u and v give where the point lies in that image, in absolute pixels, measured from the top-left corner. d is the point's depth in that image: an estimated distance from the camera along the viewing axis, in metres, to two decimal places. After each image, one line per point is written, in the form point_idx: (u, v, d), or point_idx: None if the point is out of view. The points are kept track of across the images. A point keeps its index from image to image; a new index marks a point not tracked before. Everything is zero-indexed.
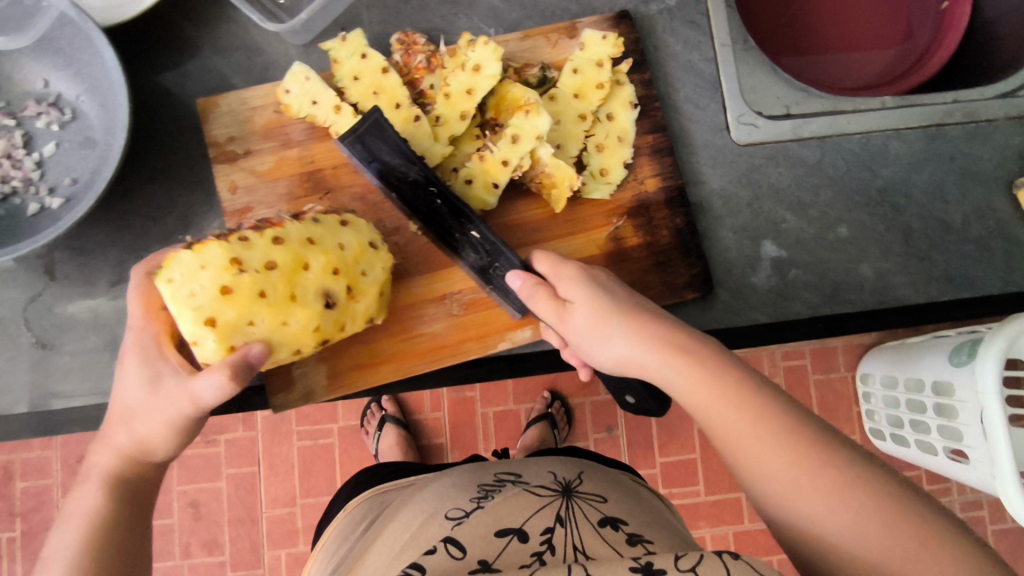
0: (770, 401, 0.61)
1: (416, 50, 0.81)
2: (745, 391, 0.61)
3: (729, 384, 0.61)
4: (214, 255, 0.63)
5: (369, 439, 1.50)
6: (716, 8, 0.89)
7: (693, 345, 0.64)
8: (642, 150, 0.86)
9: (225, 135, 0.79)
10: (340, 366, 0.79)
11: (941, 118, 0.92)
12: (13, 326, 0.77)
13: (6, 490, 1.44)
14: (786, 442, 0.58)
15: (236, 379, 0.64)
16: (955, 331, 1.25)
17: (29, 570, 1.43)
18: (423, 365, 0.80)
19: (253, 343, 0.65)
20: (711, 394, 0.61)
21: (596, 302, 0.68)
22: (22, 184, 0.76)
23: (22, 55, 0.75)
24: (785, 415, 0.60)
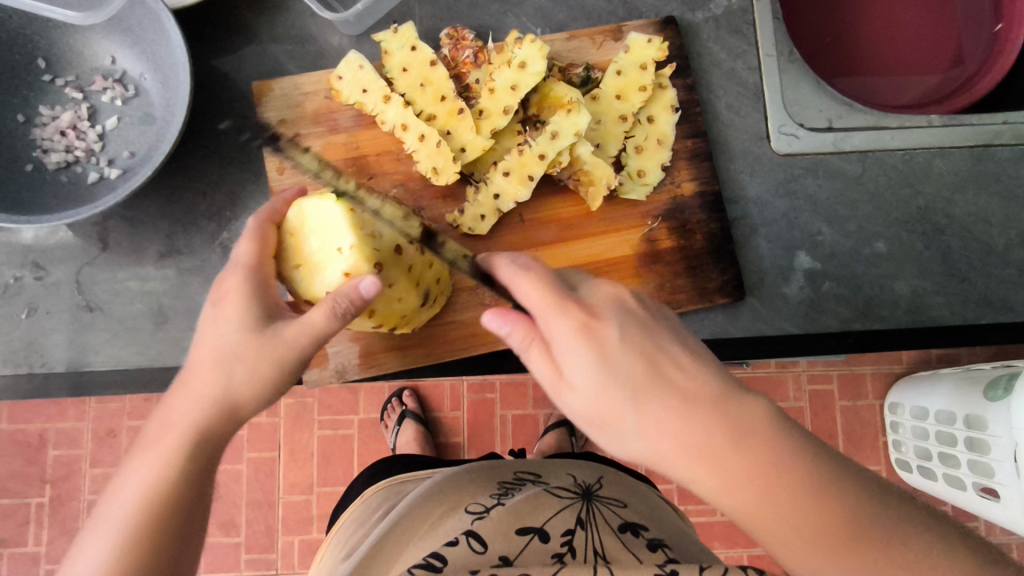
0: (809, 492, 0.51)
1: (465, 46, 0.83)
2: (780, 489, 0.51)
3: (762, 484, 0.50)
4: None
5: (387, 433, 1.51)
6: (763, 18, 0.90)
7: (725, 438, 0.51)
8: (680, 154, 0.87)
9: (276, 117, 0.82)
10: (374, 347, 0.82)
11: (988, 139, 0.90)
12: (65, 289, 0.81)
13: (38, 457, 1.49)
14: (826, 545, 0.50)
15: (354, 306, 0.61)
16: (992, 365, 1.24)
17: (54, 536, 1.48)
18: (451, 351, 0.82)
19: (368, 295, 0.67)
20: (740, 499, 0.51)
21: (605, 388, 0.54)
22: (84, 155, 0.79)
23: (92, 32, 0.79)
24: (809, 473, 0.51)
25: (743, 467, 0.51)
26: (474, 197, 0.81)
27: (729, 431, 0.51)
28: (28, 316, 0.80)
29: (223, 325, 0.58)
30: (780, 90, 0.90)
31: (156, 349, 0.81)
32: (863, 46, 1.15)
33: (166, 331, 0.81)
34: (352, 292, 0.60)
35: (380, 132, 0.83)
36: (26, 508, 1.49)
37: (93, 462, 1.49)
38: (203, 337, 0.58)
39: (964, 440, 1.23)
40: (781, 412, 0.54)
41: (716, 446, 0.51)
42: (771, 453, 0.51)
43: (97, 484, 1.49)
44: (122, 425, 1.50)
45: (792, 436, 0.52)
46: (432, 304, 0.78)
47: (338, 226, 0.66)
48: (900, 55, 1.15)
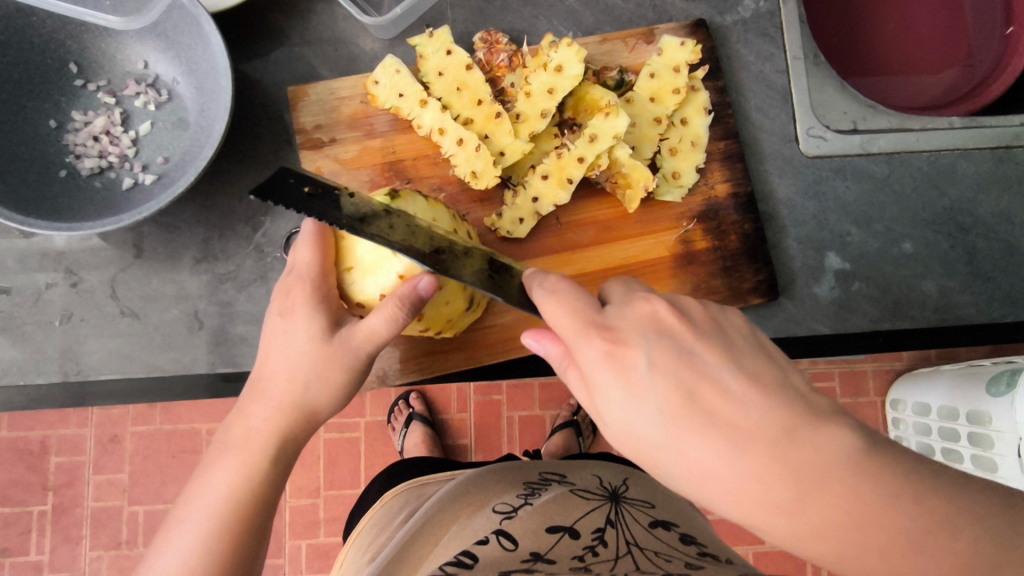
0: (892, 533, 0.45)
1: (499, 49, 0.83)
2: (855, 534, 0.45)
3: (830, 530, 0.45)
4: (443, 217, 0.72)
5: (395, 436, 1.50)
6: (791, 22, 0.91)
7: (779, 479, 0.46)
8: (714, 156, 0.88)
9: (311, 123, 0.82)
10: (414, 352, 0.82)
11: (1009, 141, 0.92)
12: (100, 295, 0.80)
13: (41, 464, 1.47)
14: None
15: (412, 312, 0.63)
16: (993, 361, 1.25)
17: (59, 543, 1.46)
18: (493, 355, 0.83)
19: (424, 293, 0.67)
20: (807, 545, 0.46)
21: (640, 426, 0.50)
22: (118, 160, 0.79)
23: (125, 36, 0.78)
24: (884, 512, 0.45)
25: (803, 511, 0.46)
26: (512, 201, 0.82)
27: (781, 470, 0.46)
28: (63, 323, 0.79)
29: (292, 343, 0.65)
30: (808, 93, 0.92)
31: (191, 355, 0.80)
32: (878, 46, 1.16)
33: (201, 336, 0.80)
34: (411, 292, 0.63)
35: (417, 137, 0.84)
36: (29, 515, 1.47)
37: (97, 469, 1.47)
38: (272, 351, 0.66)
39: (965, 434, 1.25)
40: (852, 437, 0.47)
41: (769, 487, 0.46)
42: (837, 490, 0.46)
43: (101, 491, 1.47)
44: (126, 431, 1.49)
45: (870, 468, 0.46)
46: (474, 309, 0.79)
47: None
48: (913, 57, 1.16)
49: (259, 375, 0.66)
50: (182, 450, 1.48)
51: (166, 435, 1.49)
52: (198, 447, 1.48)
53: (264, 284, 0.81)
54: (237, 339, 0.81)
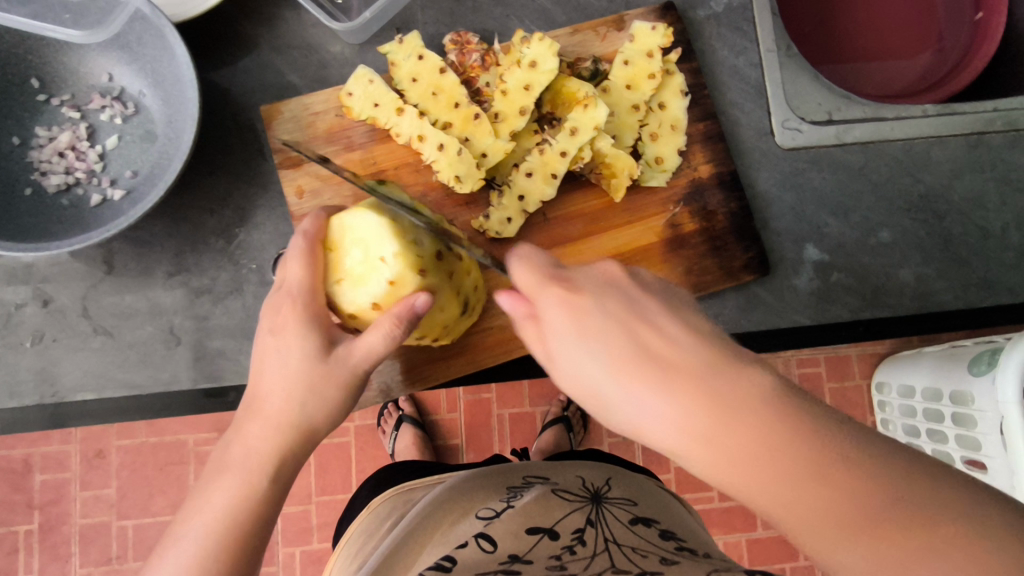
0: (816, 466, 0.45)
1: (471, 50, 0.83)
2: (776, 464, 0.45)
3: (752, 458, 0.46)
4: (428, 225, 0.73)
5: (386, 438, 1.49)
6: (762, 15, 0.91)
7: (703, 407, 0.48)
8: (694, 138, 0.88)
9: (283, 134, 0.81)
10: (416, 361, 0.83)
11: (982, 127, 0.92)
12: (72, 315, 0.78)
13: (24, 483, 1.45)
14: (836, 524, 0.43)
15: (406, 326, 0.65)
16: (973, 342, 1.25)
17: (46, 562, 1.43)
18: (494, 356, 0.84)
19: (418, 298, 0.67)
20: (735, 476, 0.47)
21: (585, 364, 0.53)
22: (85, 176, 0.77)
23: (88, 48, 0.77)
24: (812, 443, 0.45)
25: (727, 436, 0.47)
26: (499, 201, 0.82)
27: (703, 396, 0.48)
28: (34, 344, 0.78)
29: (289, 358, 0.63)
30: (782, 85, 0.92)
31: (169, 371, 0.79)
32: (850, 33, 1.16)
33: (178, 353, 0.79)
34: (408, 310, 0.64)
35: (397, 145, 0.83)
36: (15, 535, 1.44)
37: (83, 485, 1.45)
38: (269, 368, 0.64)
39: (951, 415, 1.24)
40: (778, 380, 0.49)
41: (696, 414, 0.48)
42: (762, 422, 0.47)
43: (88, 507, 1.45)
44: (111, 445, 1.46)
45: (792, 403, 0.47)
46: (470, 313, 0.80)
47: (380, 234, 0.67)
48: (886, 44, 1.16)
49: (255, 393, 0.64)
50: (169, 462, 1.46)
51: (153, 447, 1.47)
52: (185, 458, 1.46)
53: (240, 297, 0.80)
54: (216, 354, 0.79)
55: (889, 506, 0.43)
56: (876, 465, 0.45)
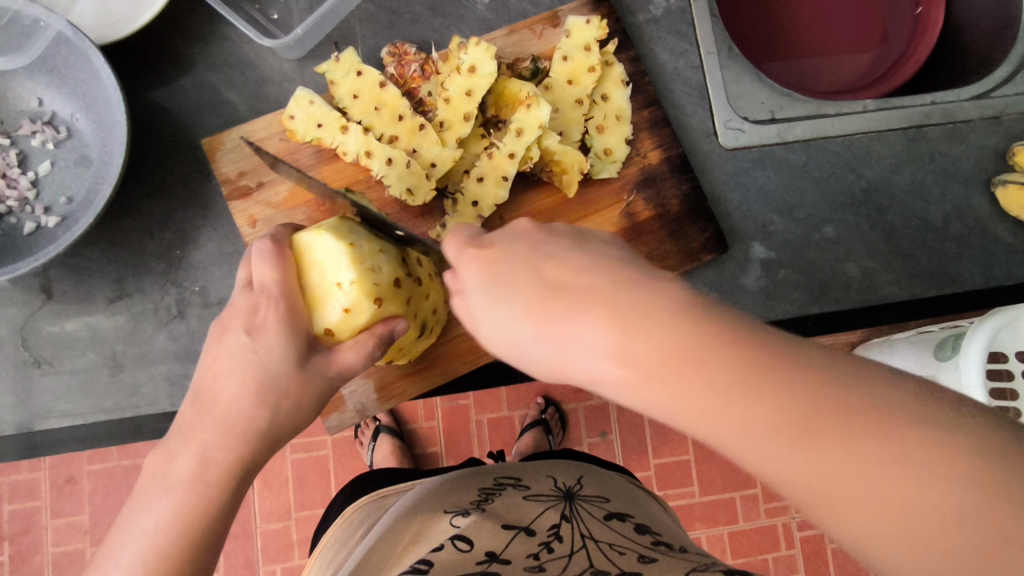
0: (688, 355, 0.40)
1: (409, 60, 0.82)
2: (679, 371, 0.40)
3: (667, 370, 0.40)
4: (389, 249, 0.72)
5: (363, 450, 1.47)
6: (701, 16, 0.91)
7: (612, 321, 0.43)
8: (640, 125, 0.88)
9: (226, 162, 0.80)
10: (390, 376, 0.81)
11: (920, 120, 0.94)
12: (11, 345, 0.77)
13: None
14: (770, 435, 0.38)
15: (382, 348, 0.66)
16: (939, 327, 1.21)
17: None
18: (465, 364, 0.82)
19: (395, 318, 0.69)
20: (640, 393, 0.41)
21: (500, 316, 0.49)
22: (18, 204, 0.76)
23: (15, 74, 0.75)
24: (702, 340, 0.40)
25: (637, 344, 0.42)
26: (453, 209, 0.82)
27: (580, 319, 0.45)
28: None
29: (238, 370, 0.58)
30: (723, 87, 0.92)
31: (113, 399, 0.77)
32: (795, 28, 1.17)
33: (123, 379, 0.78)
34: (389, 333, 0.67)
35: (345, 164, 0.82)
36: None
37: (53, 513, 1.42)
38: (221, 377, 0.58)
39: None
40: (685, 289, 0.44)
41: (609, 329, 0.43)
42: (663, 328, 0.41)
43: (60, 536, 1.42)
44: (82, 471, 1.43)
45: (692, 308, 0.42)
46: (429, 335, 0.78)
47: (339, 260, 0.65)
48: (832, 35, 1.17)
49: (209, 398, 0.58)
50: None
51: (125, 472, 1.44)
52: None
53: (183, 321, 0.79)
54: (161, 379, 0.78)
55: (817, 405, 0.38)
56: (787, 362, 0.39)
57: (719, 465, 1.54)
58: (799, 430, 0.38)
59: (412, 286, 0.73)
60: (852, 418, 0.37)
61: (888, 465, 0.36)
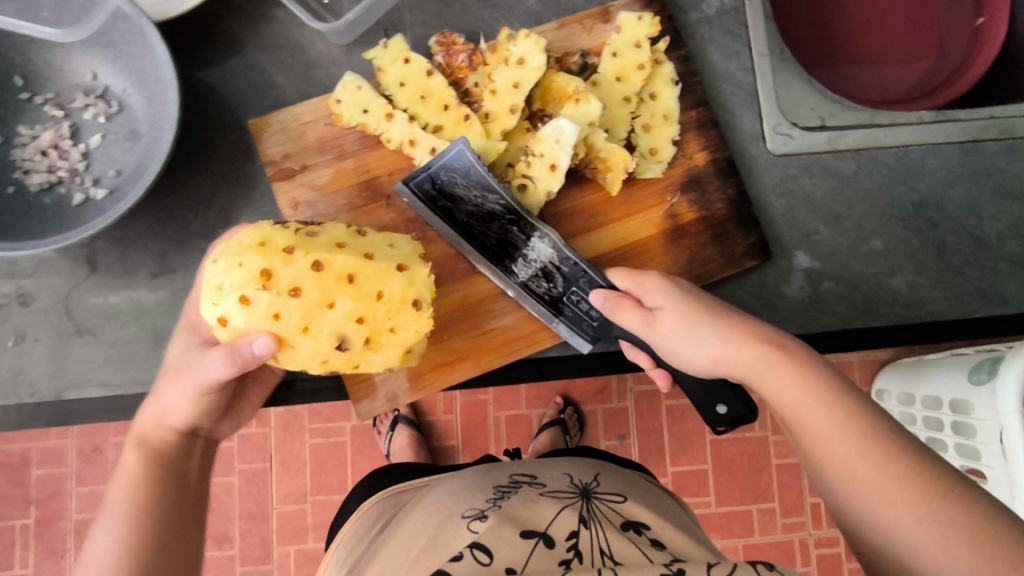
0: (827, 388, 0.63)
1: (458, 50, 0.82)
2: (806, 387, 0.64)
3: (801, 385, 0.64)
4: (255, 260, 0.59)
5: (381, 439, 1.48)
6: (755, 18, 0.90)
7: (767, 351, 0.66)
8: (688, 126, 0.87)
9: (272, 145, 0.80)
10: (421, 367, 0.81)
11: (977, 134, 0.91)
12: (54, 313, 0.78)
13: (21, 478, 1.45)
14: (853, 439, 0.60)
15: (234, 366, 0.60)
16: (975, 349, 1.18)
17: (42, 558, 1.45)
18: (497, 358, 0.82)
19: (257, 334, 0.60)
20: (781, 390, 0.65)
21: (687, 330, 0.71)
22: (68, 175, 0.77)
23: (71, 46, 0.76)
24: (831, 383, 0.64)
25: (778, 366, 0.65)
26: None
27: (827, 383, 0.64)
28: (16, 343, 0.77)
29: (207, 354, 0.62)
30: (774, 91, 0.90)
31: (150, 372, 0.78)
32: (846, 36, 1.14)
33: (161, 353, 0.78)
34: (238, 353, 0.60)
35: (388, 151, 0.82)
36: (13, 530, 1.45)
37: (79, 481, 1.45)
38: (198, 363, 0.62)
39: (950, 424, 1.17)
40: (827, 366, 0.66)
41: (756, 351, 0.67)
42: (808, 371, 0.64)
43: (84, 503, 1.45)
44: (107, 442, 1.46)
45: (832, 374, 0.65)
46: (370, 344, 0.63)
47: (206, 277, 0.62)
48: (884, 45, 1.13)
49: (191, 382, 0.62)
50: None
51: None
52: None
53: None
54: None
55: (893, 444, 0.59)
56: (887, 428, 0.61)
57: (738, 477, 1.51)
58: (868, 442, 0.60)
59: (307, 295, 0.59)
60: (889, 450, 0.59)
61: (925, 498, 0.55)
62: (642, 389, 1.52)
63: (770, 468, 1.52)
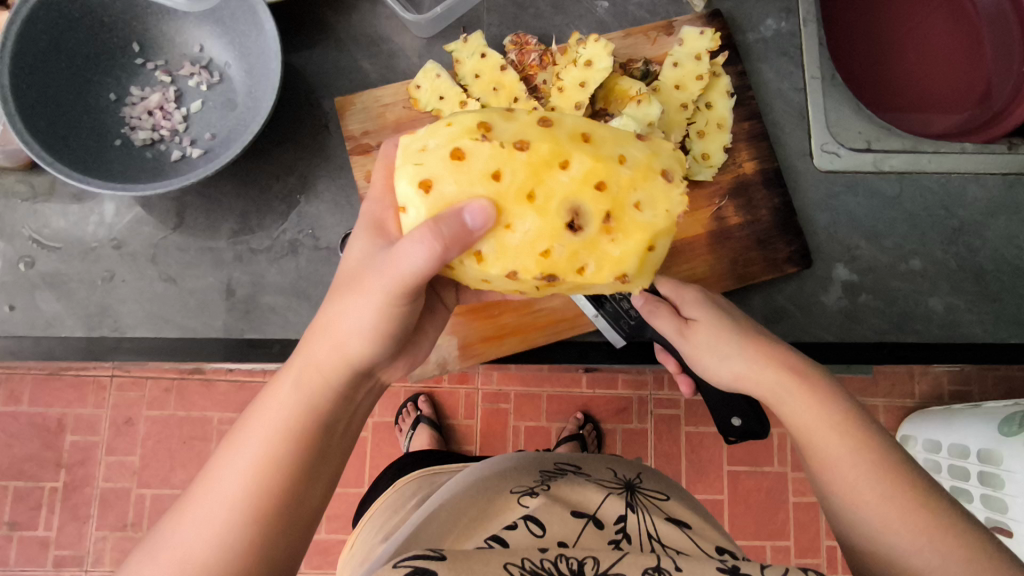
0: (841, 414, 0.64)
1: (529, 50, 0.88)
2: (824, 411, 0.64)
3: (820, 407, 0.64)
4: (499, 132, 0.53)
5: (402, 437, 1.47)
6: (810, 43, 0.95)
7: (791, 372, 0.66)
8: (739, 136, 0.92)
9: (354, 122, 0.87)
10: (472, 337, 0.86)
11: (1019, 167, 0.94)
12: (143, 258, 0.85)
13: (55, 442, 1.42)
14: (864, 464, 0.61)
15: (443, 243, 0.51)
16: (1000, 402, 1.19)
17: (63, 523, 1.41)
18: (542, 336, 0.86)
19: (473, 201, 0.52)
20: (800, 411, 0.65)
21: (715, 342, 0.70)
22: (169, 134, 0.85)
23: (184, 20, 0.84)
24: (846, 410, 0.65)
25: (798, 389, 0.65)
26: None
27: (838, 409, 0.64)
28: (106, 282, 0.84)
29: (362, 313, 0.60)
30: (824, 112, 0.95)
31: (220, 320, 0.85)
32: (895, 71, 1.13)
33: (235, 304, 0.85)
34: (452, 224, 0.51)
35: None
36: (41, 492, 1.42)
37: (108, 450, 1.43)
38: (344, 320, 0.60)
39: (975, 473, 1.18)
40: (843, 392, 0.67)
41: (779, 368, 0.67)
42: (826, 396, 0.65)
43: (111, 472, 1.42)
44: (140, 414, 1.44)
45: (848, 402, 0.66)
46: (598, 229, 0.53)
47: (407, 149, 0.56)
48: (934, 82, 1.12)
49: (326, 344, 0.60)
50: (193, 437, 1.44)
51: (179, 421, 1.44)
52: (209, 434, 1.44)
53: (294, 258, 0.86)
54: (268, 308, 0.85)
55: (901, 474, 0.61)
56: (896, 458, 0.62)
57: (756, 510, 1.48)
58: (880, 470, 0.61)
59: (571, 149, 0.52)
60: (899, 479, 0.61)
61: (929, 525, 0.58)
62: (663, 412, 1.50)
63: (786, 505, 1.48)
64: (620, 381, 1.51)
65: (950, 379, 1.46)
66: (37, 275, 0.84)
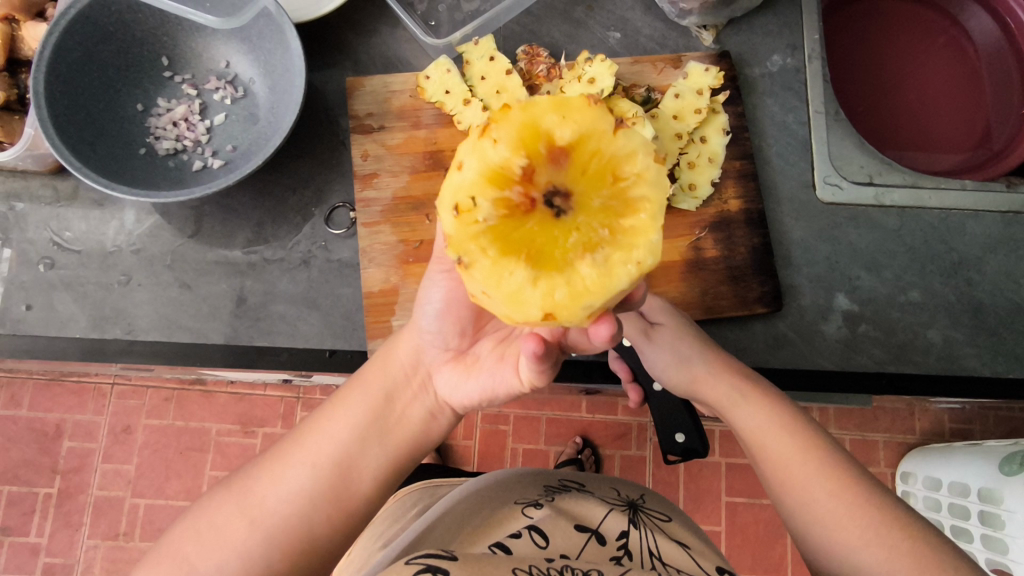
0: (787, 417, 0.69)
1: (539, 61, 0.92)
2: (772, 414, 0.69)
3: (767, 412, 0.69)
4: None
5: None
6: (814, 79, 0.98)
7: (744, 381, 0.72)
8: (729, 174, 0.94)
9: (371, 140, 0.90)
10: None
11: (1017, 206, 0.96)
12: (159, 263, 0.87)
13: (52, 447, 1.43)
14: (808, 459, 0.65)
15: None
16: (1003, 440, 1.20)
17: (56, 530, 1.41)
18: None
19: None
20: (752, 416, 0.69)
21: (675, 350, 0.74)
22: (192, 145, 0.87)
23: (213, 37, 0.88)
24: (792, 413, 0.70)
25: (750, 396, 0.70)
26: None
27: (782, 412, 0.69)
28: (121, 285, 0.86)
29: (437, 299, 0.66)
30: (827, 145, 0.97)
31: (231, 326, 0.86)
32: (899, 108, 1.15)
33: (245, 310, 0.86)
34: None
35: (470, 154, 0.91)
36: (35, 496, 1.42)
37: (105, 457, 1.43)
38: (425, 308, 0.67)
39: (976, 513, 1.17)
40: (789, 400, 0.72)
41: (734, 376, 0.72)
42: (773, 402, 0.70)
43: (107, 480, 1.42)
44: (139, 423, 1.44)
45: (792, 408, 0.71)
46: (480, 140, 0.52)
47: None
48: (936, 121, 1.14)
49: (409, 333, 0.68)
50: (190, 448, 1.44)
51: (177, 431, 1.44)
52: (207, 445, 1.44)
53: (306, 269, 0.88)
54: (278, 317, 0.86)
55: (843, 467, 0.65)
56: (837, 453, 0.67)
57: (754, 543, 1.46)
58: (825, 466, 0.65)
59: (500, 117, 0.52)
60: (842, 472, 0.64)
61: (873, 512, 0.61)
62: None
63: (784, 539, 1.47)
64: (620, 408, 1.51)
65: (952, 418, 1.46)
66: (54, 276, 0.86)
